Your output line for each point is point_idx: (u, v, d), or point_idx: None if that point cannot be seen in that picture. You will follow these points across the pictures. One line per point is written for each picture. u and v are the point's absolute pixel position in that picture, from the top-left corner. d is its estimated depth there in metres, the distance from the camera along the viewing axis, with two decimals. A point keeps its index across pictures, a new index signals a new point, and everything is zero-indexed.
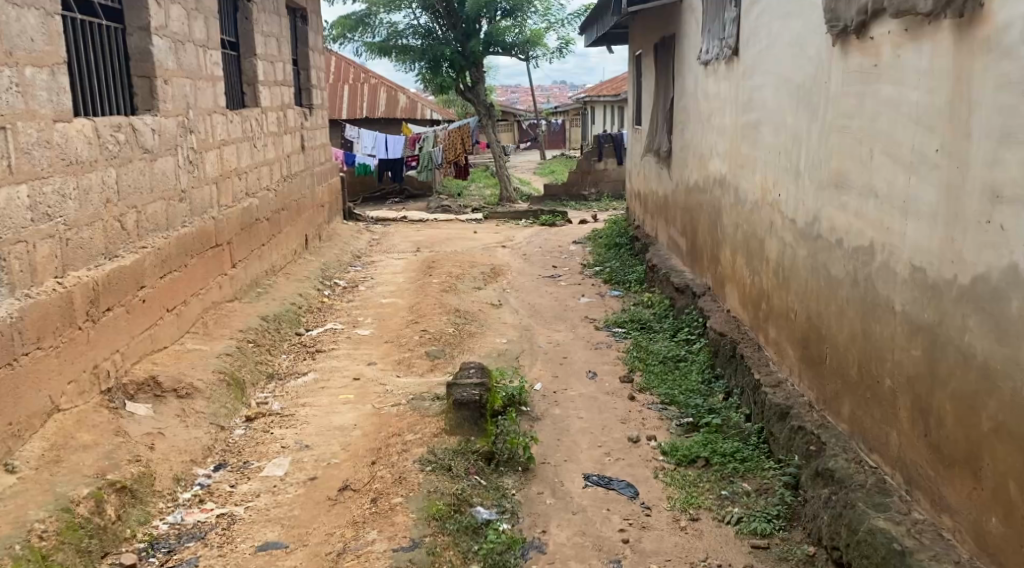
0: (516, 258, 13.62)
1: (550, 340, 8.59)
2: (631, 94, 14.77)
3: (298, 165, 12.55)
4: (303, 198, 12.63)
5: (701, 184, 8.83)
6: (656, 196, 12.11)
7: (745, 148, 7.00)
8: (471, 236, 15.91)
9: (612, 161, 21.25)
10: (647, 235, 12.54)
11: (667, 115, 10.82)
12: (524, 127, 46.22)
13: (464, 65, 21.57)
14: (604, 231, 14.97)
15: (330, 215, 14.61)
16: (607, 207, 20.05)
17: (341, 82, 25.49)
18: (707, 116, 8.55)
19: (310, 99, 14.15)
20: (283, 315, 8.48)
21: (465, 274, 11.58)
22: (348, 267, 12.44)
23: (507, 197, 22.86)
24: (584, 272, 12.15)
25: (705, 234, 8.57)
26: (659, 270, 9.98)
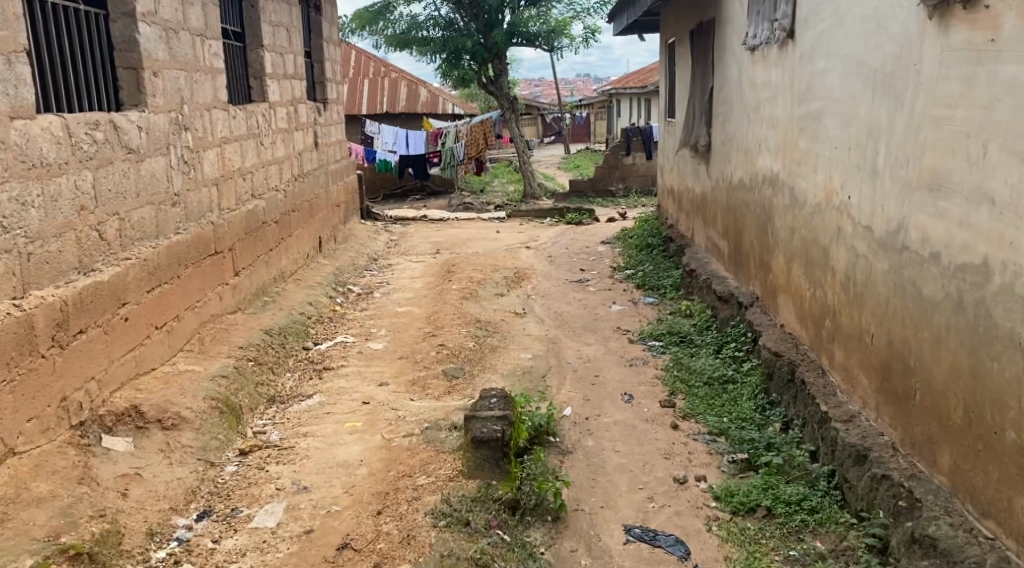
0: (542, 260, 12.87)
1: (580, 355, 7.83)
2: (662, 85, 13.96)
3: (310, 163, 11.87)
4: (316, 197, 11.94)
5: (746, 183, 8.08)
6: (691, 194, 11.33)
7: (801, 143, 6.27)
8: (494, 236, 15.17)
9: (640, 155, 20.47)
10: (682, 236, 11.75)
11: (705, 107, 10.07)
12: (548, 121, 45.39)
13: (487, 57, 20.83)
14: (634, 230, 14.18)
15: (345, 215, 13.94)
16: (636, 203, 19.25)
17: (360, 76, 24.83)
18: (754, 107, 7.79)
19: (324, 93, 13.48)
20: (289, 328, 7.77)
21: (487, 279, 10.84)
22: (364, 271, 11.75)
23: (532, 194, 22.13)
24: (615, 276, 11.38)
25: (751, 239, 7.82)
26: (698, 275, 9.21)
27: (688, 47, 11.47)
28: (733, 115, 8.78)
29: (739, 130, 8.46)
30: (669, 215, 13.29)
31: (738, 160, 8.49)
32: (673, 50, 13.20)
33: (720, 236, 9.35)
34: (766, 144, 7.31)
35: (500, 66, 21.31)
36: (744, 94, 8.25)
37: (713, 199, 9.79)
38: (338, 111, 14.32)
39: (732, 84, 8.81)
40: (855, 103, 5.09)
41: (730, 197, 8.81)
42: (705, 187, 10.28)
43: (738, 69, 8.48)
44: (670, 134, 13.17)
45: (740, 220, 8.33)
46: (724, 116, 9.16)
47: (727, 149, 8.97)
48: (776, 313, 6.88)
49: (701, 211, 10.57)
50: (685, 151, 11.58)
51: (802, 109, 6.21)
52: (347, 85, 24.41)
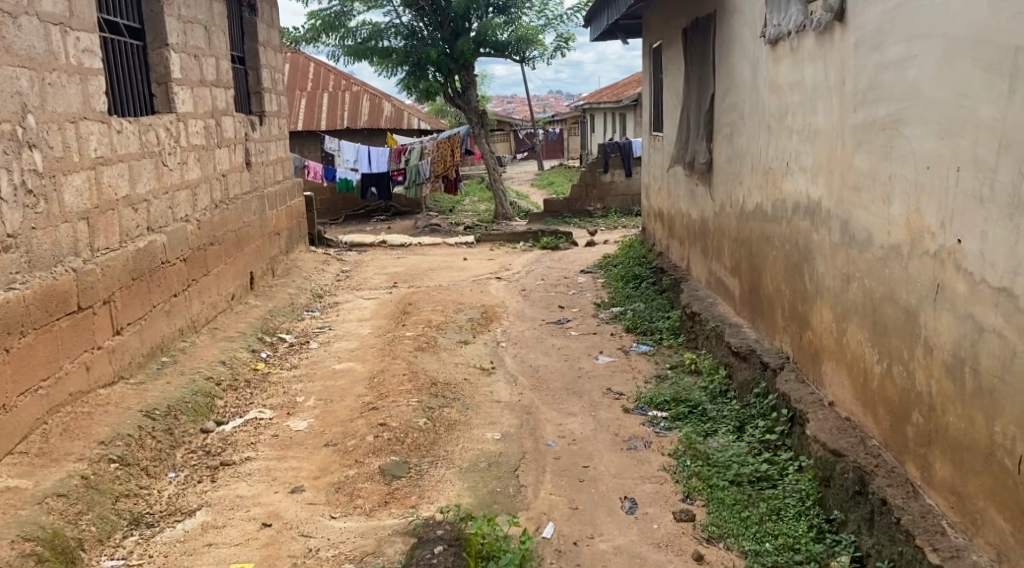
0: (514, 294, 11.17)
1: (561, 431, 6.12)
2: (645, 97, 12.32)
3: (238, 187, 10.15)
4: (246, 226, 10.21)
5: (761, 209, 6.52)
6: (685, 219, 9.69)
7: (847, 162, 4.73)
8: (460, 265, 13.45)
9: (620, 172, 18.80)
10: (676, 267, 10.07)
11: (701, 118, 8.52)
12: (521, 138, 43.75)
13: (453, 68, 19.21)
14: (617, 257, 12.48)
15: (287, 244, 12.20)
16: (613, 225, 17.60)
17: (318, 89, 23.13)
18: (772, 114, 6.19)
19: (260, 104, 11.80)
20: (177, 405, 6.00)
21: (449, 321, 9.12)
22: (302, 313, 10.00)
23: (504, 215, 20.50)
24: (600, 315, 9.68)
25: (772, 279, 6.24)
26: (704, 320, 7.55)
27: (679, 49, 9.86)
28: (739, 127, 7.24)
29: (749, 144, 6.92)
30: (657, 241, 11.62)
31: (748, 181, 6.94)
32: (658, 56, 11.59)
33: (727, 270, 7.72)
34: (791, 163, 5.78)
35: (467, 76, 19.68)
36: (756, 100, 6.72)
37: (714, 227, 8.21)
38: (279, 125, 12.62)
39: (738, 90, 7.28)
40: (955, 106, 3.63)
41: (740, 226, 7.23)
42: (703, 211, 8.70)
43: (747, 70, 6.94)
44: (657, 151, 11.54)
45: (754, 255, 6.76)
46: (728, 128, 7.61)
47: (734, 168, 7.41)
48: (819, 386, 5.25)
49: (698, 237, 8.98)
50: (677, 170, 9.98)
51: (849, 116, 4.68)
52: (303, 99, 22.66)
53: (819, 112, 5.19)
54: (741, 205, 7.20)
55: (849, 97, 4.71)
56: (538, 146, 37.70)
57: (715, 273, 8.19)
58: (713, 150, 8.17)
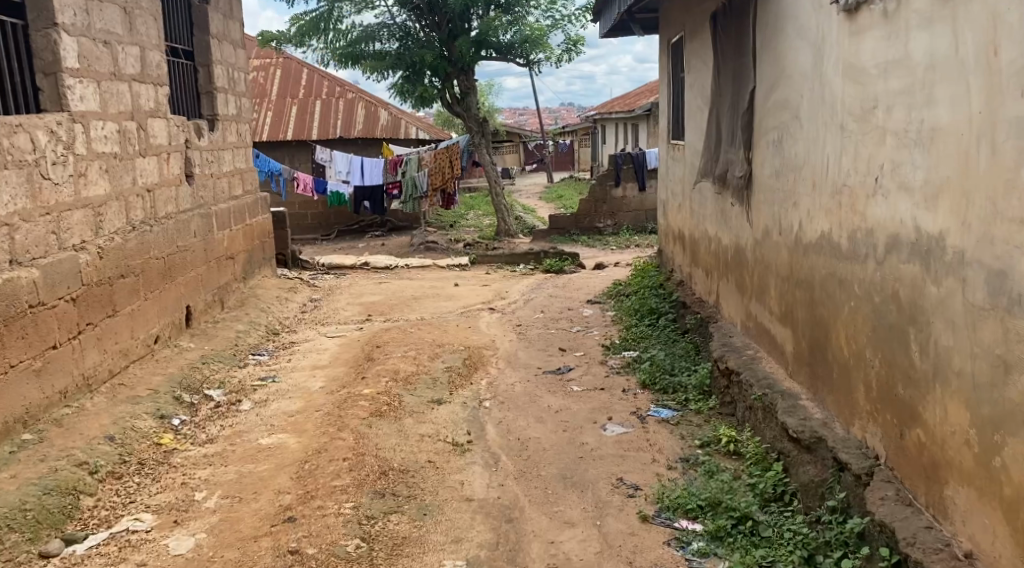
0: (507, 331, 9.38)
1: (552, 555, 4.40)
2: (661, 101, 10.59)
3: (172, 204, 8.44)
4: (182, 251, 8.49)
5: (823, 238, 4.87)
6: (710, 246, 8.08)
7: (991, 181, 3.30)
8: (449, 292, 11.67)
9: (632, 186, 16.98)
10: (701, 304, 8.28)
11: (733, 122, 6.84)
12: (529, 149, 41.93)
13: (451, 72, 17.46)
14: (632, 285, 10.59)
15: (242, 269, 10.45)
16: (624, 244, 15.84)
17: (311, 96, 21.35)
18: (839, 117, 4.63)
19: (212, 107, 10.10)
20: (6, 519, 4.42)
21: (421, 371, 7.34)
22: (246, 358, 8.24)
23: (506, 230, 18.68)
24: (609, 360, 7.90)
25: (843, 336, 4.57)
26: (745, 380, 5.79)
27: (700, 44, 8.26)
28: (788, 130, 5.55)
29: (800, 152, 5.29)
30: (678, 265, 9.85)
31: (799, 200, 5.29)
32: (678, 52, 9.87)
33: (773, 314, 5.95)
34: (872, 176, 4.17)
35: (467, 81, 17.87)
36: (811, 93, 5.09)
37: (751, 255, 6.52)
38: (237, 131, 10.91)
39: (786, 80, 5.60)
40: None
41: (791, 260, 5.50)
42: (736, 235, 6.98)
43: (801, 54, 5.27)
44: (676, 162, 9.79)
45: (812, 300, 5.08)
46: (772, 131, 5.91)
47: (781, 185, 5.72)
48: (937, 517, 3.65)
49: (729, 266, 7.28)
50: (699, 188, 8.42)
51: (1000, 113, 3.24)
52: (293, 107, 20.91)
53: (927, 103, 3.62)
54: (790, 233, 5.53)
55: (1002, 82, 3.25)
56: (547, 157, 35.86)
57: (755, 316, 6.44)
58: (751, 160, 6.45)
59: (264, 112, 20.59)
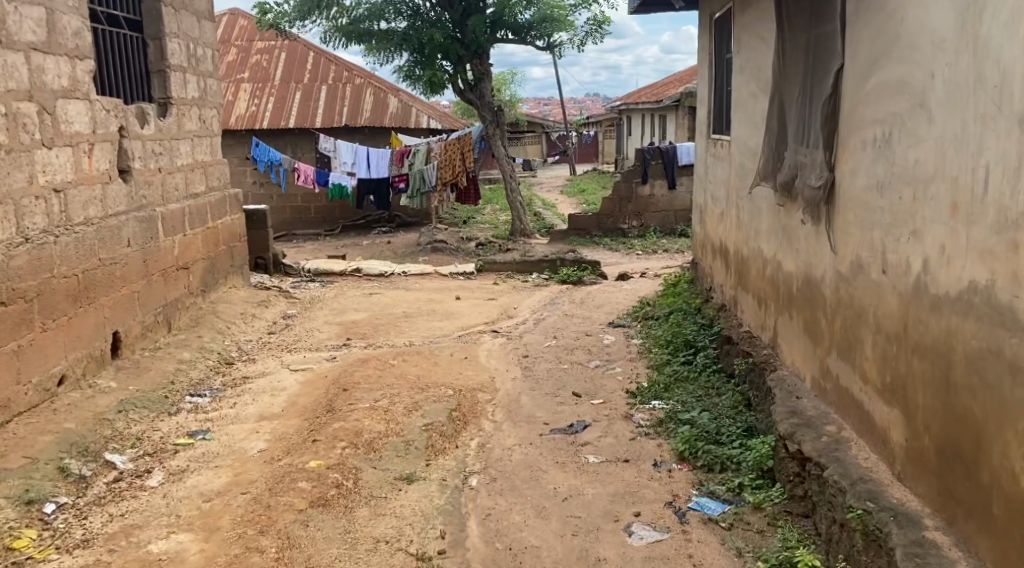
0: (510, 362, 7.67)
1: None
2: (699, 87, 8.88)
3: (94, 207, 6.87)
4: (108, 265, 6.92)
5: (967, 291, 3.27)
6: (757, 267, 6.50)
7: None
8: (446, 306, 9.97)
9: (661, 183, 15.20)
10: (751, 338, 6.46)
11: (801, 112, 5.15)
12: (552, 140, 39.91)
13: (463, 55, 15.62)
14: (664, 306, 8.72)
15: (196, 282, 8.83)
16: (650, 249, 14.11)
17: (316, 80, 19.04)
18: (994, 107, 3.15)
19: (164, 89, 8.49)
20: None
21: (390, 426, 5.65)
22: (181, 402, 6.61)
23: (521, 230, 16.92)
24: (635, 411, 6.12)
25: (1016, 455, 3.06)
26: (824, 470, 4.02)
27: (750, 13, 6.63)
28: (885, 123, 3.88)
29: (915, 158, 3.63)
30: (718, 284, 8.02)
31: (910, 226, 3.63)
32: (723, 30, 8.11)
33: (863, 379, 4.17)
34: None
35: (481, 65, 16.03)
36: (942, 73, 3.43)
37: (824, 290, 4.79)
38: (199, 117, 9.28)
39: (884, 50, 3.94)
40: None
41: (879, 312, 3.96)
42: (803, 261, 5.21)
43: (907, 16, 3.69)
44: (719, 161, 8.00)
45: (944, 381, 3.42)
46: (862, 124, 4.21)
47: (874, 201, 4.02)
48: None
49: (789, 299, 5.55)
50: (745, 194, 6.86)
51: None
52: (297, 93, 18.66)
53: None
54: (896, 271, 3.79)
55: None
56: (570, 149, 33.94)
57: (825, 376, 4.78)
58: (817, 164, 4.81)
59: (265, 97, 18.38)
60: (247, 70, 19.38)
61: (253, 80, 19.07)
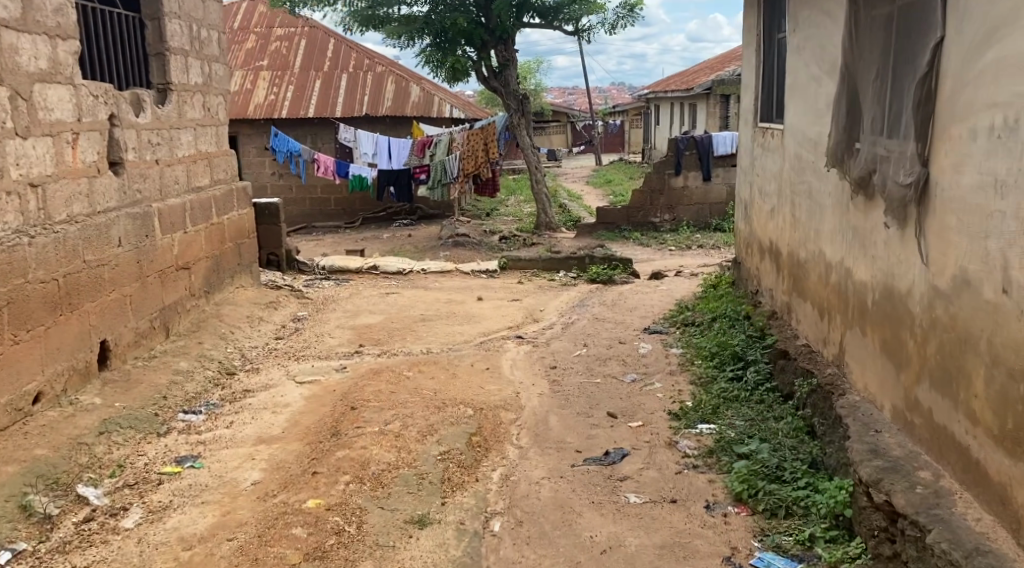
0: (537, 373, 6.97)
1: None
2: (744, 70, 8.13)
3: (81, 203, 6.24)
4: (95, 267, 6.28)
5: None
6: (816, 272, 5.79)
7: None
8: (468, 308, 9.26)
9: (695, 175, 14.39)
10: (810, 354, 5.73)
11: (878, 94, 4.46)
12: (578, 129, 39.05)
13: (488, 40, 14.87)
14: (705, 311, 7.98)
15: (198, 283, 8.19)
16: (684, 245, 13.32)
17: (336, 68, 18.19)
18: None
19: (163, 74, 7.83)
20: None
21: (401, 454, 4.97)
22: (172, 421, 5.97)
23: (546, 224, 16.20)
24: (679, 437, 5.40)
25: None
26: (922, 532, 3.43)
27: None
28: (1012, 109, 3.31)
29: None
30: (767, 288, 7.29)
31: None
32: (773, 7, 7.36)
33: (970, 419, 3.55)
34: None
35: (506, 51, 15.24)
36: None
37: (907, 304, 4.11)
38: (203, 104, 8.61)
39: (1007, 21, 3.34)
40: None
41: (998, 336, 3.39)
42: (880, 270, 4.52)
43: None
44: (768, 152, 7.27)
45: None
46: (969, 112, 3.59)
47: (986, 202, 3.45)
48: None
49: (858, 311, 4.85)
50: (801, 190, 6.14)
51: None
52: (318, 81, 17.84)
53: None
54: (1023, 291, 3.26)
55: None
56: (596, 138, 33.08)
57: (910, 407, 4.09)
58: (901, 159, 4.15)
59: (285, 86, 17.61)
60: (266, 57, 18.57)
61: (272, 68, 18.27)
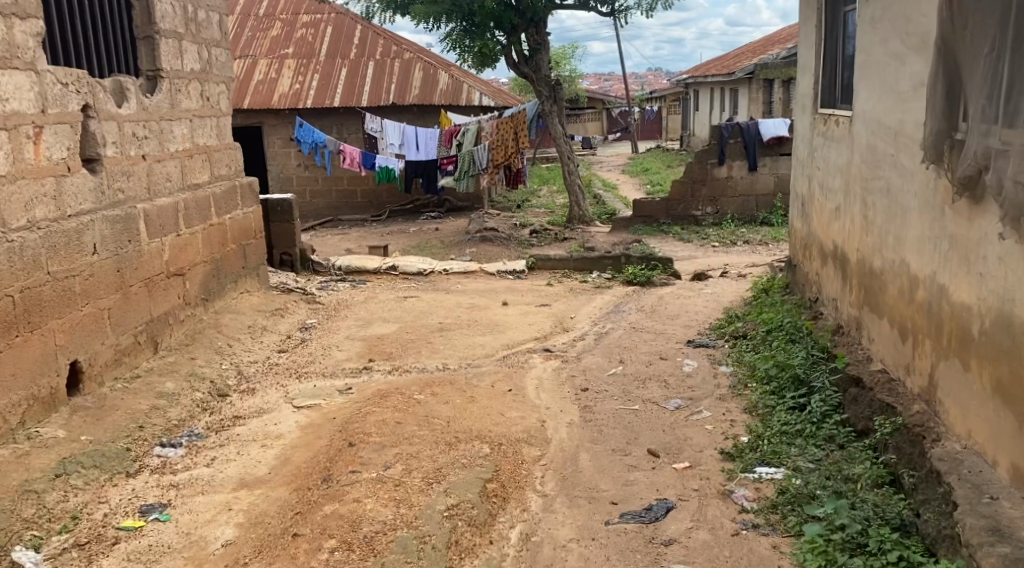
0: (566, 394, 6.13)
1: None
2: (801, 48, 7.20)
3: (45, 205, 5.50)
4: (62, 279, 5.55)
5: None
6: (895, 286, 4.91)
7: None
8: (491, 314, 8.44)
9: (739, 164, 13.41)
10: (891, 384, 4.83)
11: (990, 73, 3.59)
12: (614, 117, 38.06)
13: (518, 24, 13.97)
14: (759, 321, 7.07)
15: (196, 291, 7.45)
16: (728, 241, 12.39)
17: (363, 57, 17.31)
18: None
19: (153, 60, 7.04)
20: None
21: (400, 509, 4.18)
22: (147, 457, 5.21)
23: (579, 217, 15.31)
24: (732, 484, 4.57)
25: None
26: None
27: None
28: None
29: None
30: (829, 297, 6.40)
31: None
32: None
33: None
34: None
35: (537, 34, 14.33)
36: None
37: None
38: (201, 93, 7.82)
39: None
40: None
41: None
42: (993, 293, 3.65)
43: None
44: (831, 142, 6.37)
45: None
46: None
47: None
48: None
49: (956, 338, 3.97)
50: (875, 188, 5.25)
51: None
52: (343, 69, 16.98)
53: None
54: None
55: None
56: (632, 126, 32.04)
57: None
58: None
59: (310, 74, 16.79)
60: (290, 45, 17.80)
61: (298, 56, 17.47)
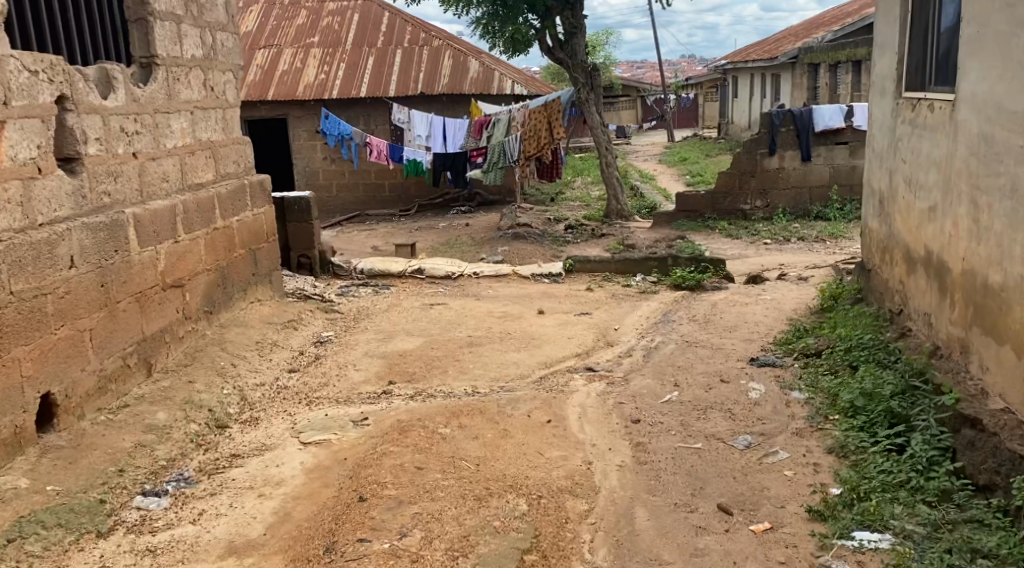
0: (615, 427, 5.28)
1: None
2: (883, 22, 6.25)
3: (8, 213, 4.78)
4: (28, 298, 4.82)
5: None
6: None
7: None
8: (525, 325, 7.60)
9: (792, 153, 12.41)
10: None
11: None
12: (648, 104, 36.98)
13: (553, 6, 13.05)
14: (834, 337, 6.16)
15: (197, 302, 6.67)
16: (780, 237, 11.45)
17: (391, 44, 16.49)
18: None
19: (146, 45, 6.24)
20: None
21: None
22: (124, 509, 4.45)
23: (617, 211, 14.41)
24: (827, 559, 3.73)
25: None
26: None
27: None
28: None
29: None
30: (921, 312, 5.49)
31: None
32: None
33: None
34: None
35: (573, 17, 13.42)
36: None
37: None
38: (205, 82, 7.01)
39: None
40: None
41: None
42: None
43: None
44: (924, 130, 5.44)
45: None
46: None
47: None
48: None
49: None
50: (993, 186, 4.33)
51: None
52: (371, 58, 16.18)
53: None
54: None
55: None
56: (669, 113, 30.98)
57: None
58: None
59: (335, 63, 15.98)
60: (315, 33, 17.01)
61: (323, 44, 16.68)
